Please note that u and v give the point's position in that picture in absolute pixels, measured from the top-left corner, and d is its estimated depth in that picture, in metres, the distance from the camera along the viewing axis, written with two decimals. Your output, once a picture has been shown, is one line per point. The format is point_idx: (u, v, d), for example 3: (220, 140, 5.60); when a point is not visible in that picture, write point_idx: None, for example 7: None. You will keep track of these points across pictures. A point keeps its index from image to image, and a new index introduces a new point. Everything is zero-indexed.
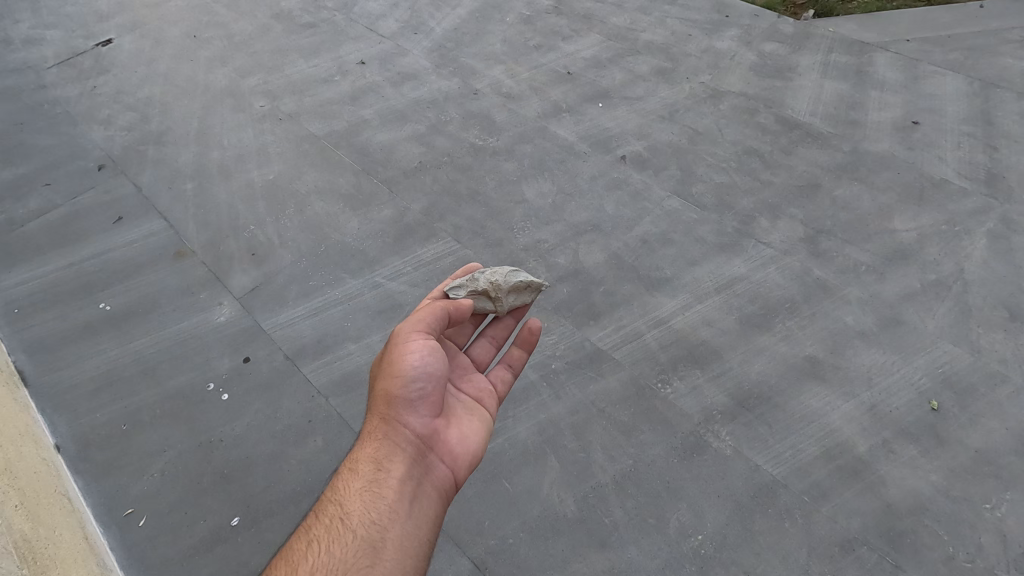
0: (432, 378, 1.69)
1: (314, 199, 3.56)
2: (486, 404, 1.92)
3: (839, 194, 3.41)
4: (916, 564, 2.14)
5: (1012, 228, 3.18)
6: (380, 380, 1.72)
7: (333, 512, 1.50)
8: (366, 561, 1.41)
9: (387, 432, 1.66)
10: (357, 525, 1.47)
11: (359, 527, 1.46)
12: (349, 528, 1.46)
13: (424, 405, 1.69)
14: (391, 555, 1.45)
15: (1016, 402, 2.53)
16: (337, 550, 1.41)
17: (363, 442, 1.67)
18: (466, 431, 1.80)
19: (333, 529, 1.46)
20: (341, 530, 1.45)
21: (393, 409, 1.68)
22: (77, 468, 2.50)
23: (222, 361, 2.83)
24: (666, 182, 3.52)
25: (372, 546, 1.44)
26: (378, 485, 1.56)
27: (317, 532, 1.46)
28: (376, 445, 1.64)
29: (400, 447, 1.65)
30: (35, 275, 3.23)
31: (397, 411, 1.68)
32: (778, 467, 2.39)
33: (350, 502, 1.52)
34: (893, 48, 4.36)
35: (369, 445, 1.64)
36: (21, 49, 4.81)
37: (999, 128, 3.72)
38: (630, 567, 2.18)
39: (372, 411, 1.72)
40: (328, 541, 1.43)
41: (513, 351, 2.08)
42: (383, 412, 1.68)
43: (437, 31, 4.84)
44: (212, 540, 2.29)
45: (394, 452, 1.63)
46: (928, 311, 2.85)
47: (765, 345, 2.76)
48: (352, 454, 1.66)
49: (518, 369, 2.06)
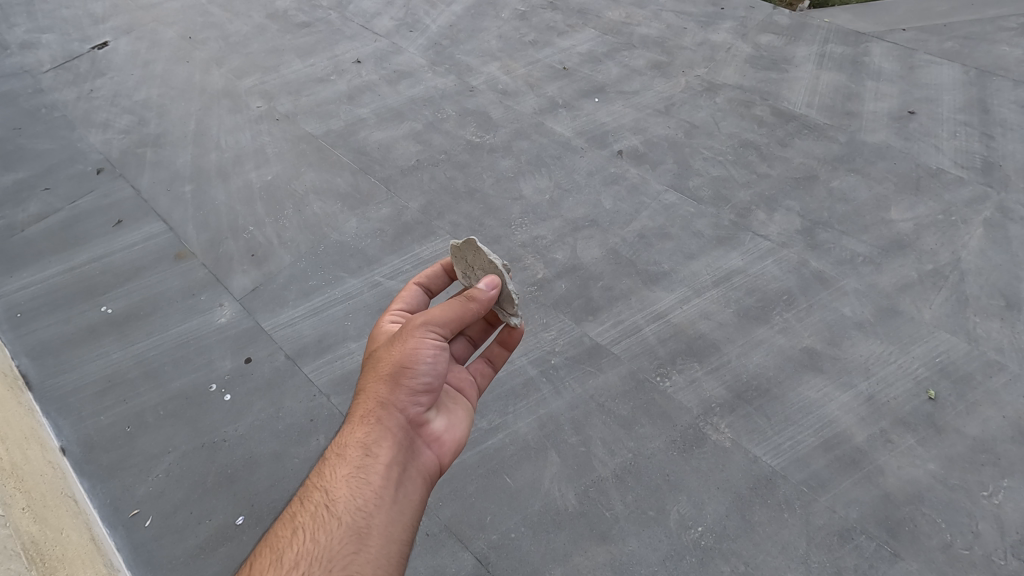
0: (440, 374, 1.67)
1: (312, 199, 3.57)
2: (467, 395, 1.94)
3: (836, 186, 3.42)
4: (914, 552, 2.16)
5: (1009, 217, 3.18)
6: (380, 363, 1.66)
7: (318, 499, 1.45)
8: (351, 548, 1.37)
9: (382, 417, 1.60)
10: (343, 512, 1.42)
11: (345, 514, 1.41)
12: (334, 515, 1.41)
13: (425, 395, 1.67)
14: (376, 541, 1.41)
15: (1014, 390, 2.54)
16: (323, 538, 1.37)
17: (353, 426, 1.60)
18: (451, 420, 1.80)
19: (318, 517, 1.41)
20: (326, 518, 1.41)
21: (393, 394, 1.62)
22: (82, 469, 2.52)
23: (223, 362, 2.85)
24: (664, 176, 3.53)
25: (357, 535, 1.40)
26: (366, 471, 1.50)
27: (303, 520, 1.42)
28: (366, 429, 1.58)
29: (392, 433, 1.59)
30: (36, 279, 3.24)
31: (396, 396, 1.62)
32: (777, 458, 2.41)
33: (336, 489, 1.47)
34: (888, 39, 4.36)
35: (359, 429, 1.57)
36: (17, 54, 4.81)
37: (995, 117, 3.72)
38: (630, 559, 2.20)
39: (365, 393, 1.65)
40: (314, 528, 1.39)
41: (494, 347, 2.08)
42: (381, 396, 1.62)
43: (433, 28, 4.84)
44: (217, 539, 2.31)
45: (384, 437, 1.57)
46: (925, 301, 2.87)
47: (763, 337, 2.78)
48: (339, 438, 1.60)
49: (496, 365, 2.09)
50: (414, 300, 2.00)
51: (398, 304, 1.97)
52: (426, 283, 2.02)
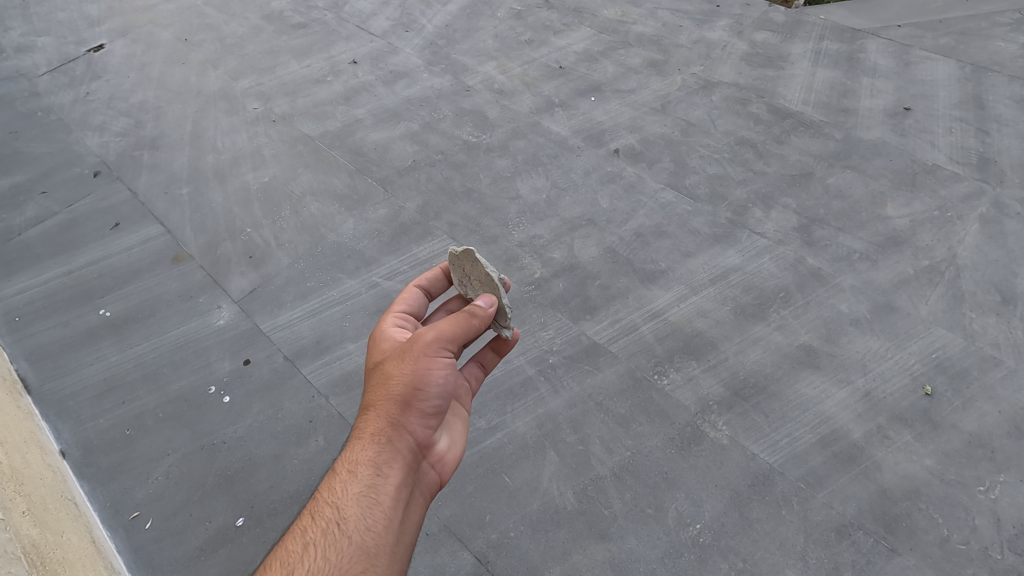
0: (449, 394, 1.61)
1: (309, 200, 3.58)
2: (463, 404, 1.89)
3: (832, 182, 3.43)
4: (911, 547, 2.17)
5: (1005, 212, 3.19)
6: (391, 382, 1.57)
7: (329, 515, 1.41)
8: (360, 568, 1.34)
9: (391, 437, 1.54)
10: (352, 531, 1.38)
11: (356, 534, 1.38)
12: (346, 534, 1.37)
13: (434, 416, 1.62)
14: (384, 562, 1.38)
15: (1010, 385, 2.56)
16: (333, 556, 1.33)
17: (362, 441, 1.53)
18: (451, 434, 1.77)
19: (329, 534, 1.37)
20: (337, 536, 1.37)
21: (405, 415, 1.56)
22: (82, 473, 2.52)
23: (222, 364, 2.86)
24: (661, 175, 3.54)
25: (365, 555, 1.36)
26: (376, 491, 1.46)
27: (312, 536, 1.37)
28: (377, 447, 1.52)
29: (402, 453, 1.55)
30: (34, 283, 3.25)
31: (408, 418, 1.57)
32: (775, 455, 2.42)
33: (347, 506, 1.42)
34: (884, 35, 4.36)
35: (370, 447, 1.51)
36: (13, 58, 4.81)
37: (991, 112, 3.73)
38: (629, 557, 2.21)
39: (375, 409, 1.57)
40: (324, 546, 1.35)
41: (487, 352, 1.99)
42: (392, 416, 1.55)
43: (429, 28, 4.85)
44: (217, 541, 2.32)
45: (395, 458, 1.53)
46: (921, 297, 2.88)
47: (760, 335, 2.79)
48: (347, 452, 1.53)
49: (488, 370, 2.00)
50: (413, 301, 1.89)
51: (400, 304, 1.85)
52: (425, 286, 1.93)
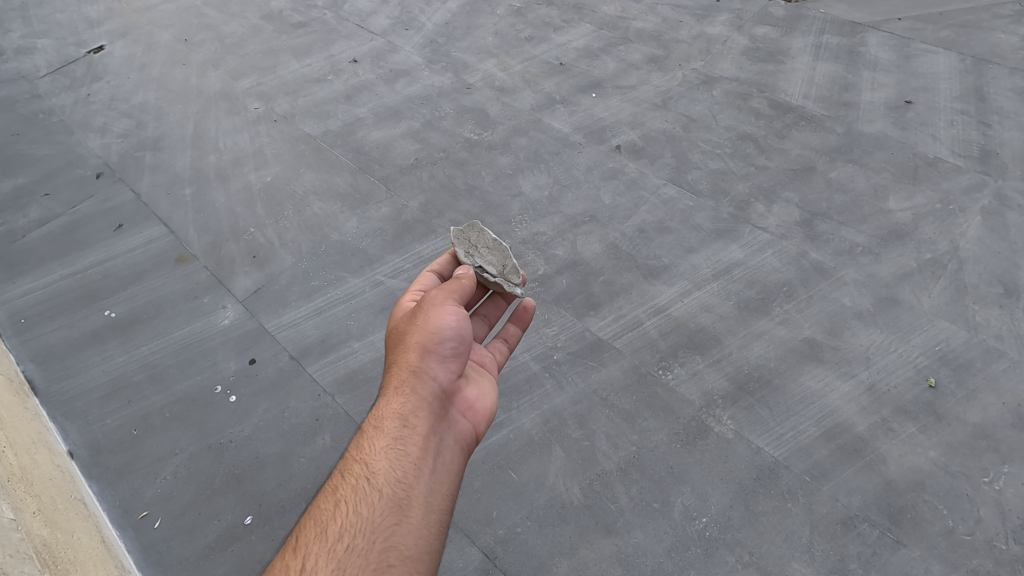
0: (466, 339, 1.67)
1: (312, 199, 3.59)
2: (490, 368, 1.95)
3: (834, 176, 3.43)
4: (916, 538, 2.18)
5: (1007, 204, 3.20)
6: (408, 336, 1.67)
7: (358, 471, 1.45)
8: (394, 518, 1.37)
9: (415, 386, 1.60)
10: (383, 484, 1.42)
11: (386, 486, 1.41)
12: (376, 487, 1.41)
13: (454, 362, 1.67)
14: (418, 512, 1.41)
15: (1013, 376, 2.56)
16: (365, 510, 1.36)
17: (387, 397, 1.59)
18: (481, 387, 1.81)
19: (359, 490, 1.40)
20: (367, 490, 1.40)
21: (424, 362, 1.63)
22: (91, 473, 2.54)
23: (228, 364, 2.86)
24: (663, 170, 3.55)
25: (397, 505, 1.40)
26: (404, 442, 1.50)
27: (344, 494, 1.41)
28: (402, 399, 1.58)
29: (427, 403, 1.60)
30: (39, 284, 3.26)
31: (427, 365, 1.63)
32: (779, 449, 2.43)
33: (375, 461, 1.46)
34: (884, 28, 4.36)
35: (395, 400, 1.57)
36: (13, 60, 4.82)
37: (992, 104, 3.73)
38: (635, 551, 2.22)
39: (397, 365, 1.65)
40: (355, 501, 1.38)
41: (510, 327, 2.12)
42: (412, 365, 1.62)
43: (428, 26, 4.85)
44: (226, 539, 2.33)
45: (420, 407, 1.58)
46: (924, 290, 2.88)
47: (764, 328, 2.80)
48: (374, 410, 1.59)
49: (512, 346, 2.11)
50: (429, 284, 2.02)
51: (417, 285, 1.99)
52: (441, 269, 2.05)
